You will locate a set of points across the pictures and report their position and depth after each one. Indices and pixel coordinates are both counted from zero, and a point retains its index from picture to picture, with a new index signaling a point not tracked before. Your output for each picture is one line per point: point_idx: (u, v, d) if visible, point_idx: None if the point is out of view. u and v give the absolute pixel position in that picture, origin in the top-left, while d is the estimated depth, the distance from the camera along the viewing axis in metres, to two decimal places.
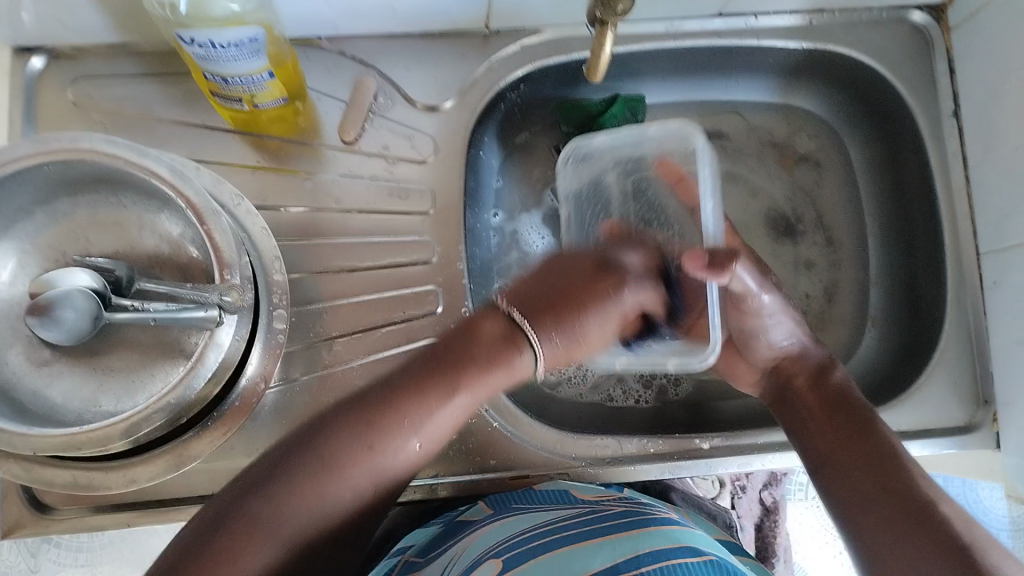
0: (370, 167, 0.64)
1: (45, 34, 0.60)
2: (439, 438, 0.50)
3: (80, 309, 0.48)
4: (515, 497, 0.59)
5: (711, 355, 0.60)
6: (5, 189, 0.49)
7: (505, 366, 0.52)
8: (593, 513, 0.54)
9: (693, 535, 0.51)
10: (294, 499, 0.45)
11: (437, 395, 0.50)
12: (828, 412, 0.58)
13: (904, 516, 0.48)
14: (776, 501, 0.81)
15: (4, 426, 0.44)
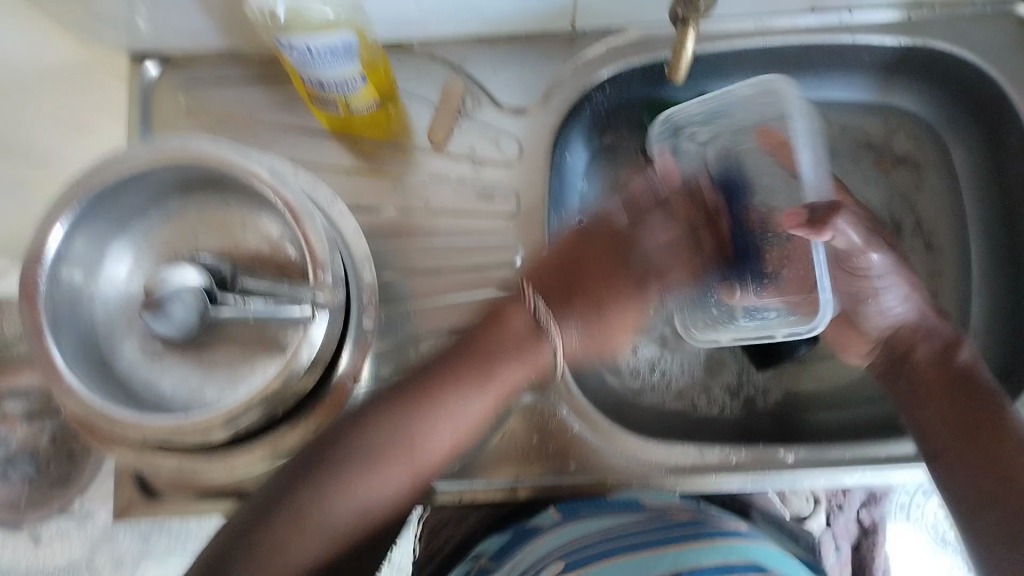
0: (458, 169, 0.65)
1: (157, 42, 0.64)
2: (467, 431, 0.53)
3: (188, 305, 0.51)
4: (582, 506, 0.60)
5: (823, 320, 0.60)
6: (121, 190, 0.52)
7: (516, 347, 0.54)
8: (662, 526, 0.55)
9: (754, 549, 0.55)
10: (311, 489, 0.48)
11: (461, 381, 0.52)
12: (949, 391, 0.55)
13: (1023, 503, 0.49)
14: (875, 520, 0.78)
15: (115, 414, 0.47)
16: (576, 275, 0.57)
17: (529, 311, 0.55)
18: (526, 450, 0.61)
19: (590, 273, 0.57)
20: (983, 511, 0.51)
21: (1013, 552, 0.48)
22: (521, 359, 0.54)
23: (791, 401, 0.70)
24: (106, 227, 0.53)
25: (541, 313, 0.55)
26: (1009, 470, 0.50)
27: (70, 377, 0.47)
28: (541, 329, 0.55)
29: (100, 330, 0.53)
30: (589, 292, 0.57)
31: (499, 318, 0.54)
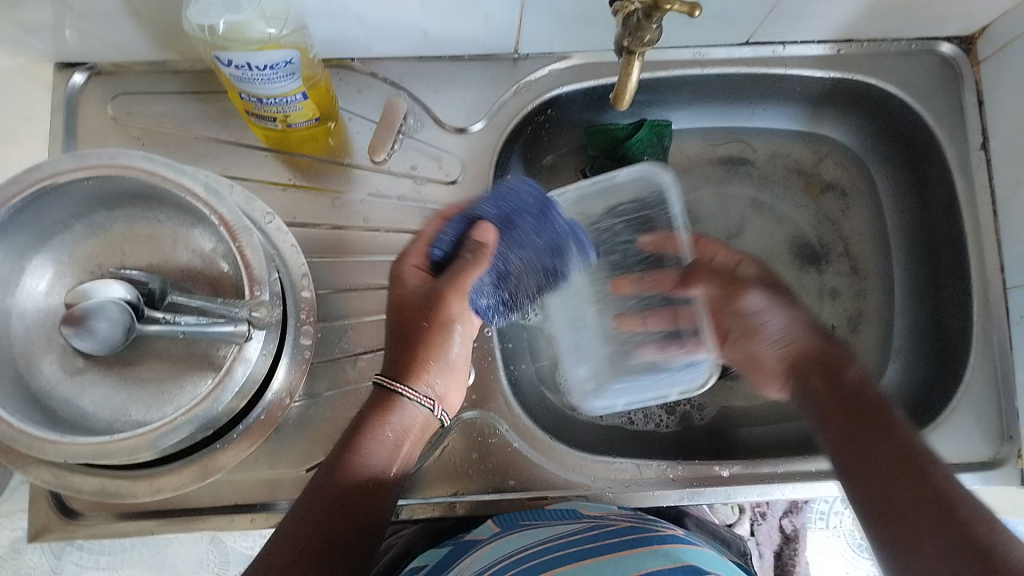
0: (398, 187, 0.65)
1: (85, 51, 0.62)
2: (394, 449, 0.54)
3: (113, 321, 0.50)
4: (519, 517, 0.58)
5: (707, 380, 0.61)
6: (45, 203, 0.50)
7: (396, 427, 0.54)
8: (598, 528, 0.54)
9: (699, 554, 0.52)
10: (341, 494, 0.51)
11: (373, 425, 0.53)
12: (831, 384, 0.55)
13: (915, 488, 0.46)
14: (797, 529, 0.80)
15: (37, 433, 0.45)
16: (411, 334, 0.55)
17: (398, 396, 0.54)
18: (464, 468, 0.61)
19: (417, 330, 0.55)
20: (902, 509, 0.46)
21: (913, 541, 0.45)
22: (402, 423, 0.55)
23: (725, 417, 0.71)
24: (27, 241, 0.51)
25: (409, 393, 0.54)
26: (904, 454, 0.49)
27: None
28: (405, 403, 0.54)
29: (20, 345, 0.51)
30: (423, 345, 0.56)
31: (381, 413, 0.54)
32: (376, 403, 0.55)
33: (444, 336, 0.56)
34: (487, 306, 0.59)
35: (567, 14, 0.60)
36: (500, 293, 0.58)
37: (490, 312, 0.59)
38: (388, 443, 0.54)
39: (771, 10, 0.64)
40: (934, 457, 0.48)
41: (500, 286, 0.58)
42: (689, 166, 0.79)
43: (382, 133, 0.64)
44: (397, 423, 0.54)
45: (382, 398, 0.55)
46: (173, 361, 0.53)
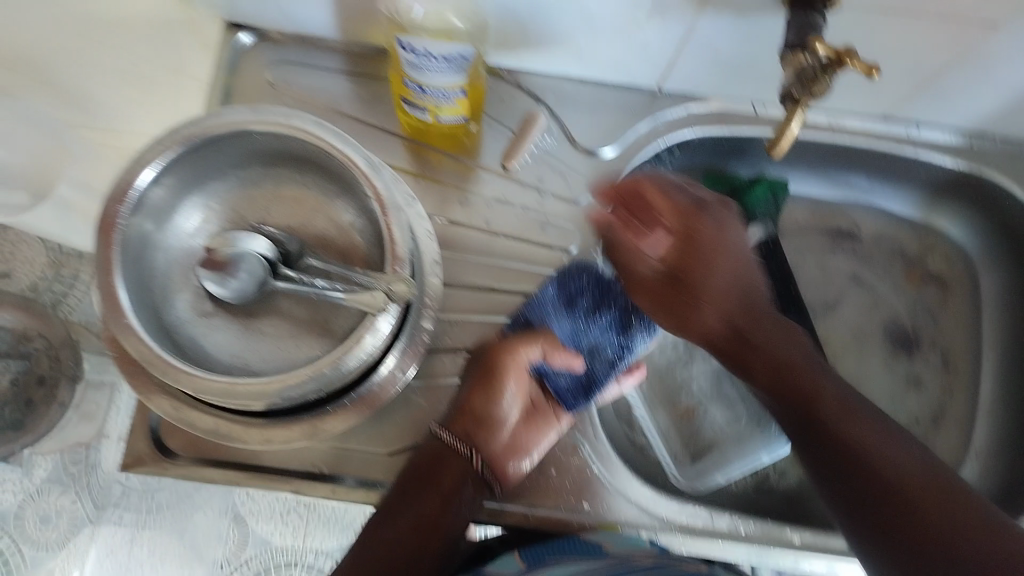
0: (523, 196, 0.66)
1: (262, 16, 0.65)
2: (438, 490, 0.55)
3: (252, 273, 0.53)
4: (545, 553, 0.56)
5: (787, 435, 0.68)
6: (215, 148, 0.53)
7: (440, 468, 0.56)
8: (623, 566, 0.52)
9: None
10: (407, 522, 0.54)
11: (423, 461, 0.57)
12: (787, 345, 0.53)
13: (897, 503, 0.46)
14: None
15: (173, 362, 0.47)
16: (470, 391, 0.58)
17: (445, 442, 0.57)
18: (541, 482, 0.61)
19: (475, 387, 0.58)
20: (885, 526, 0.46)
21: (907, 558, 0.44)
22: (444, 465, 0.56)
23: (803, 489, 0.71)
24: (188, 180, 0.54)
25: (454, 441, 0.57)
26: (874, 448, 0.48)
27: (132, 317, 0.48)
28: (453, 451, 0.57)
29: (161, 278, 0.53)
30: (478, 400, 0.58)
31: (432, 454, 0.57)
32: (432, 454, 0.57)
33: (498, 391, 0.58)
34: (566, 391, 0.60)
35: (721, 62, 0.62)
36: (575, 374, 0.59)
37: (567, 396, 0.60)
38: (431, 479, 0.56)
39: (917, 90, 0.65)
40: (901, 473, 0.46)
41: (575, 369, 0.58)
42: (797, 230, 0.80)
43: (517, 142, 0.67)
44: (441, 469, 0.56)
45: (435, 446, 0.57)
46: (296, 320, 0.55)
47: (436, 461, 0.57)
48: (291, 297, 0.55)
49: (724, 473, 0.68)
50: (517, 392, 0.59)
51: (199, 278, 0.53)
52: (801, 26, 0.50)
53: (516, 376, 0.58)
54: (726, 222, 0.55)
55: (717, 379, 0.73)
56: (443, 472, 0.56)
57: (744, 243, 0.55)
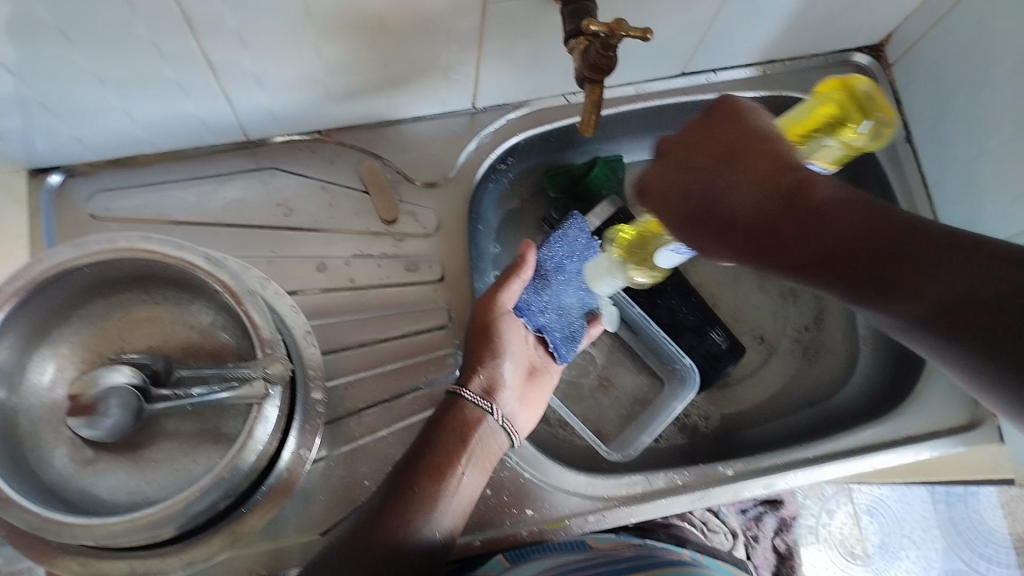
0: (378, 245, 0.67)
1: (61, 155, 0.63)
2: (471, 459, 0.56)
3: (123, 405, 0.51)
4: (529, 552, 0.58)
5: (693, 387, 0.71)
6: (47, 292, 0.51)
7: (475, 442, 0.57)
8: (606, 557, 0.55)
9: None
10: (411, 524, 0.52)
11: (447, 455, 0.55)
12: (742, 177, 0.47)
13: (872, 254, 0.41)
14: (789, 547, 0.95)
15: (64, 519, 0.45)
16: (480, 352, 0.60)
17: (474, 403, 0.58)
18: (480, 505, 0.61)
19: (486, 345, 0.60)
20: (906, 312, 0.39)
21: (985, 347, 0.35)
22: (469, 436, 0.57)
23: (729, 423, 0.75)
24: (29, 333, 0.51)
25: (479, 398, 0.58)
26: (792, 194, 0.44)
27: (9, 489, 0.45)
28: (489, 415, 0.58)
29: (30, 440, 0.50)
30: (493, 353, 0.60)
31: (454, 428, 0.57)
32: (450, 410, 0.58)
33: (506, 345, 0.61)
34: (558, 343, 0.64)
35: (520, 67, 0.65)
36: (565, 326, 0.65)
37: (563, 348, 0.65)
38: (461, 464, 0.56)
39: (703, 38, 0.69)
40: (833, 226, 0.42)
41: (564, 322, 0.65)
42: None
43: (379, 197, 0.68)
44: (467, 459, 0.56)
45: (452, 408, 0.58)
46: (186, 436, 0.54)
47: (444, 433, 0.56)
48: (176, 417, 0.54)
49: (652, 431, 0.70)
50: (519, 347, 0.62)
51: (69, 429, 0.51)
52: (574, 10, 0.53)
53: (506, 328, 0.61)
54: (648, 172, 0.53)
55: (616, 351, 0.76)
56: (473, 448, 0.56)
57: (658, 178, 0.52)
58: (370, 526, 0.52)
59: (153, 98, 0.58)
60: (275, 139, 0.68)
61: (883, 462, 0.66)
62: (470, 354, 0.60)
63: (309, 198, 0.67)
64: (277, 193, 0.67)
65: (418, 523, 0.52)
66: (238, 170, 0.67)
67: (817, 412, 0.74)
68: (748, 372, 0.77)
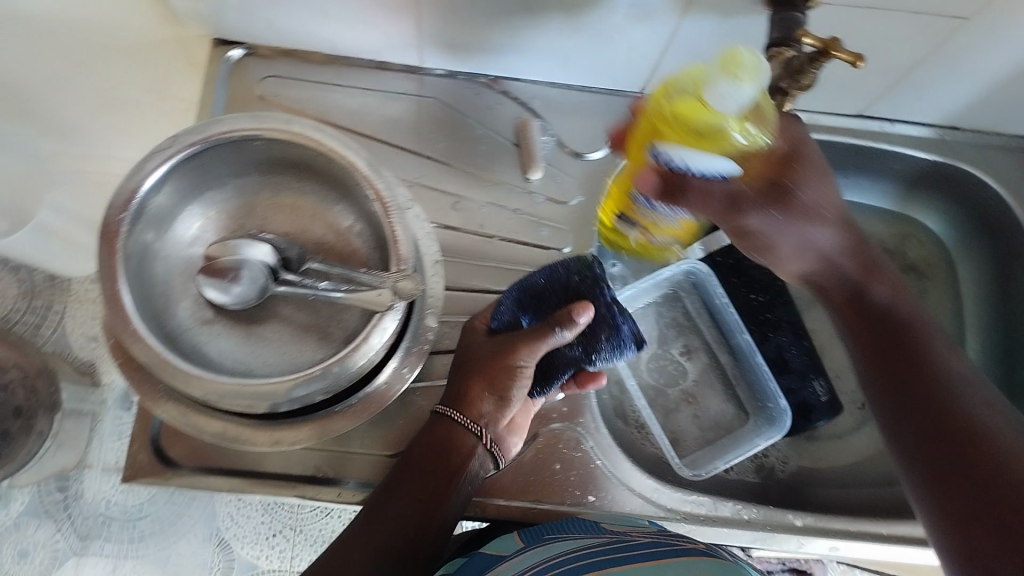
0: (515, 200, 0.67)
1: (250, 31, 0.65)
2: (451, 481, 0.54)
3: (251, 279, 0.53)
4: (544, 530, 0.57)
5: (782, 428, 0.71)
6: (216, 154, 0.53)
7: (460, 466, 0.55)
8: (621, 541, 0.52)
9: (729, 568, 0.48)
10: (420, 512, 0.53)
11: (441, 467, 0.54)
12: (859, 245, 0.58)
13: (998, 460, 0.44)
14: None
15: (180, 364, 0.48)
16: (487, 388, 0.55)
17: (473, 436, 0.55)
18: (546, 477, 0.62)
19: (494, 381, 0.55)
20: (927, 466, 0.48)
21: (965, 545, 0.44)
22: (458, 461, 0.55)
23: (804, 476, 0.73)
24: (188, 186, 0.54)
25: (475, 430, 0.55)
26: (908, 330, 0.54)
27: (138, 322, 0.48)
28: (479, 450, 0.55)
29: (162, 284, 0.53)
30: (496, 392, 0.55)
31: (447, 447, 0.55)
32: (446, 431, 0.55)
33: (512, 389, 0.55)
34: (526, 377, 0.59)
35: None
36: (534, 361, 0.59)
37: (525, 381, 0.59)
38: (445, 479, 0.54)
39: (893, 85, 0.67)
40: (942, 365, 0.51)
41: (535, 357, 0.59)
42: None
43: (529, 152, 0.67)
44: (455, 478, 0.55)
45: (448, 427, 0.55)
46: (297, 324, 0.56)
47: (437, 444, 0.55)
48: (293, 303, 0.56)
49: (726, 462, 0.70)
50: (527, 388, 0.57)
51: (198, 286, 0.53)
52: (783, 20, 0.51)
53: (520, 374, 0.55)
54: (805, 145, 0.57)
55: (709, 372, 0.75)
56: (458, 471, 0.55)
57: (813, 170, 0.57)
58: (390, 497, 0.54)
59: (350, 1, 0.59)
60: (444, 74, 0.69)
61: None
62: (476, 379, 0.56)
63: (462, 136, 0.68)
64: (436, 126, 0.68)
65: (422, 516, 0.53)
66: (403, 92, 0.69)
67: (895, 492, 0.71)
68: (839, 433, 0.76)
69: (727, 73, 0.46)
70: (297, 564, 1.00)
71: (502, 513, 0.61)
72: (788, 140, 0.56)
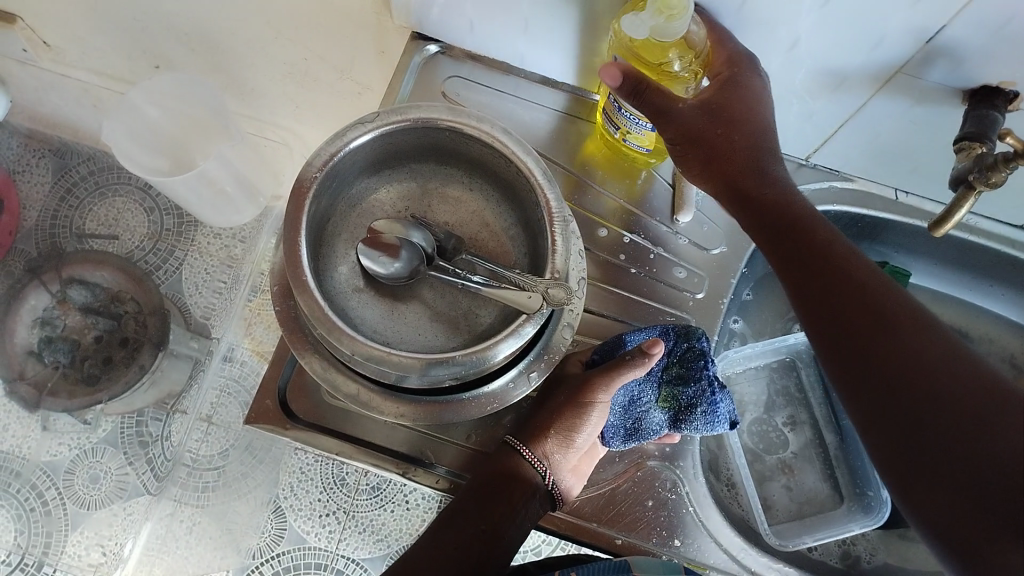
0: (660, 238, 0.69)
1: (447, 33, 0.69)
2: (506, 506, 0.57)
3: (409, 259, 0.56)
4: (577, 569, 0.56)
5: (880, 518, 0.68)
6: (406, 137, 0.57)
7: (518, 492, 0.57)
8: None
9: None
10: (483, 528, 0.57)
11: (501, 491, 0.57)
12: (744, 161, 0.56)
13: (944, 409, 0.44)
14: None
15: (336, 321, 0.50)
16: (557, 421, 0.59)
17: (531, 465, 0.58)
18: (636, 512, 0.62)
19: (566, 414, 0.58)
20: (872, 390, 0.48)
21: (909, 476, 0.45)
22: (516, 486, 0.57)
23: (890, 572, 0.71)
24: (372, 161, 0.57)
25: (531, 459, 0.58)
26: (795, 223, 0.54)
27: (307, 274, 0.51)
28: (537, 479, 0.58)
29: (329, 246, 0.57)
30: (564, 427, 0.58)
31: (510, 471, 0.58)
32: (511, 457, 0.59)
33: (580, 425, 0.58)
34: (610, 425, 0.61)
35: (877, 145, 0.65)
36: (627, 416, 0.61)
37: (613, 432, 0.61)
38: (502, 503, 0.57)
39: None
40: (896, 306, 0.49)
41: (627, 412, 0.61)
42: None
43: (683, 192, 0.68)
44: (515, 503, 0.57)
45: (513, 453, 0.59)
46: (438, 311, 0.58)
47: (504, 467, 0.58)
48: (437, 289, 0.59)
49: (810, 542, 0.68)
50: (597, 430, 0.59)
51: (358, 253, 0.56)
52: (979, 116, 0.52)
53: (591, 411, 0.58)
54: (757, 83, 0.55)
55: (811, 448, 0.74)
56: (516, 495, 0.57)
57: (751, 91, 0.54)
58: (458, 509, 0.58)
59: (552, 20, 0.62)
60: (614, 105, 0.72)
61: None
62: (551, 412, 0.59)
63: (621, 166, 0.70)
64: (597, 152, 0.70)
65: (482, 533, 0.57)
66: (573, 114, 0.71)
67: None
68: None
69: (659, 14, 0.50)
70: (342, 548, 1.00)
71: (588, 536, 0.61)
72: (727, 62, 0.54)
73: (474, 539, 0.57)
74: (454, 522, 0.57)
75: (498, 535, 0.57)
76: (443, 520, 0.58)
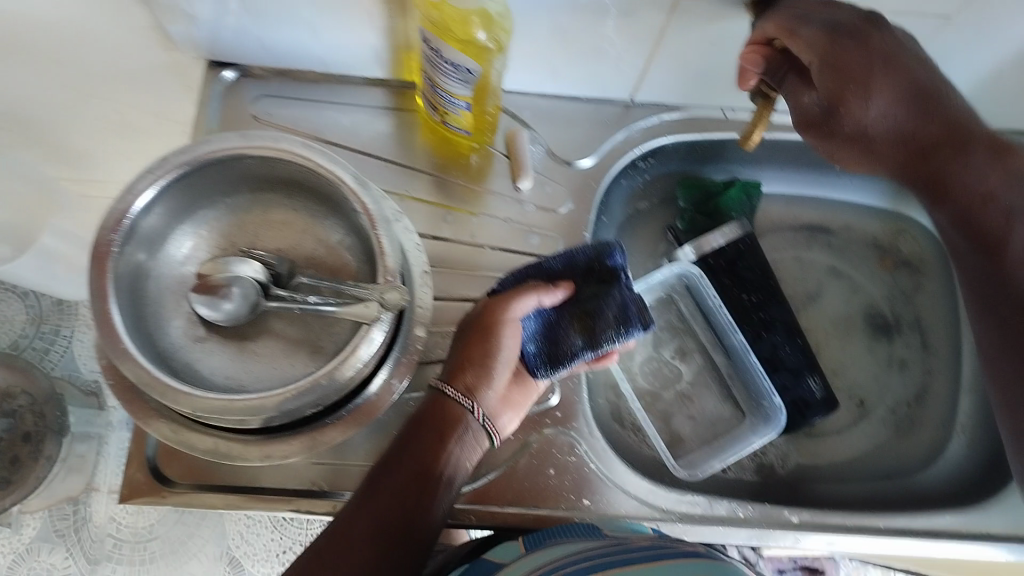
0: (506, 209, 0.68)
1: (242, 53, 0.66)
2: (437, 450, 0.53)
3: (241, 297, 0.54)
4: (546, 536, 0.57)
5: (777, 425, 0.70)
6: (207, 173, 0.54)
7: (450, 434, 0.54)
8: (619, 546, 0.53)
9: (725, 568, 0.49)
10: (405, 485, 0.52)
11: (428, 439, 0.53)
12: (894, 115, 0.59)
13: None
14: None
15: (168, 381, 0.48)
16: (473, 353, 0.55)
17: (459, 404, 0.54)
18: (540, 484, 0.62)
19: (479, 347, 0.55)
20: None
21: None
22: (446, 429, 0.54)
23: (802, 471, 0.73)
24: (180, 207, 0.55)
25: (457, 397, 0.54)
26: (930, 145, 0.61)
27: (128, 342, 0.48)
28: (468, 416, 0.54)
29: (155, 304, 0.54)
30: (484, 357, 0.55)
31: (435, 417, 0.54)
32: (434, 403, 0.55)
33: (498, 350, 0.55)
34: (531, 356, 0.59)
35: (690, 70, 0.65)
36: (547, 342, 0.58)
37: (534, 361, 0.59)
38: (431, 449, 0.53)
39: None
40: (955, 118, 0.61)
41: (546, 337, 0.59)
42: (774, 228, 0.83)
43: (518, 159, 0.68)
44: (449, 445, 0.54)
45: (435, 398, 0.55)
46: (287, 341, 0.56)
47: (429, 414, 0.54)
48: (282, 319, 0.56)
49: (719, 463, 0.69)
50: (513, 356, 0.56)
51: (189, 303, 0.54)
52: None
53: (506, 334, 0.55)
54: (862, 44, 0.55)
55: (705, 372, 0.75)
56: (448, 437, 0.54)
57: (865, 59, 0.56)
58: (387, 463, 0.54)
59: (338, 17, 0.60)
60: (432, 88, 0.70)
61: (956, 551, 0.65)
62: (465, 347, 0.56)
63: (453, 148, 0.69)
64: (427, 139, 0.69)
65: (411, 482, 0.52)
66: (393, 107, 0.69)
67: (894, 485, 0.73)
68: (835, 430, 0.76)
69: None
70: None
71: (494, 519, 0.60)
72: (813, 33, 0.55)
73: (401, 494, 0.52)
74: (376, 484, 0.53)
75: (430, 481, 0.53)
76: (368, 481, 0.53)
